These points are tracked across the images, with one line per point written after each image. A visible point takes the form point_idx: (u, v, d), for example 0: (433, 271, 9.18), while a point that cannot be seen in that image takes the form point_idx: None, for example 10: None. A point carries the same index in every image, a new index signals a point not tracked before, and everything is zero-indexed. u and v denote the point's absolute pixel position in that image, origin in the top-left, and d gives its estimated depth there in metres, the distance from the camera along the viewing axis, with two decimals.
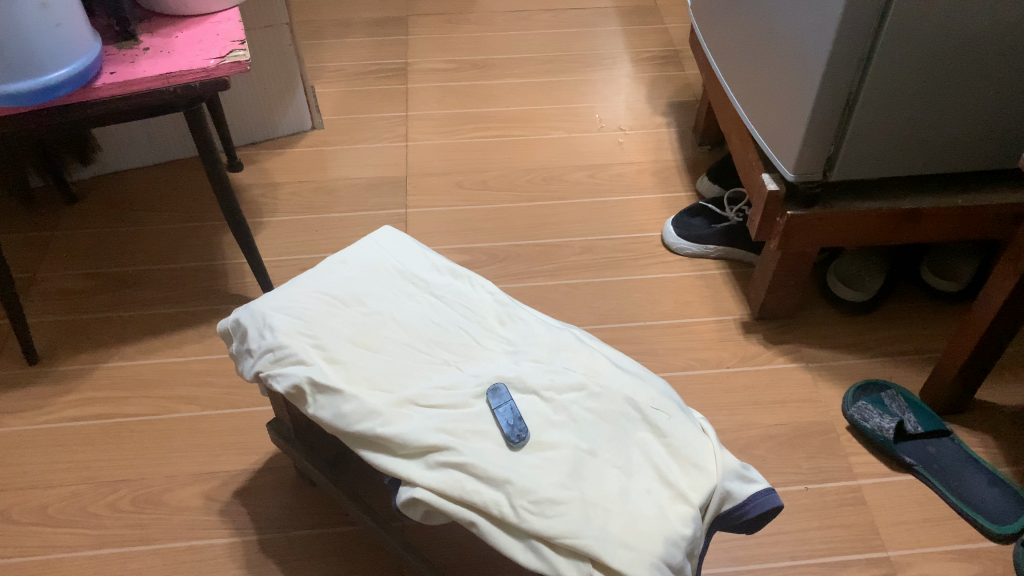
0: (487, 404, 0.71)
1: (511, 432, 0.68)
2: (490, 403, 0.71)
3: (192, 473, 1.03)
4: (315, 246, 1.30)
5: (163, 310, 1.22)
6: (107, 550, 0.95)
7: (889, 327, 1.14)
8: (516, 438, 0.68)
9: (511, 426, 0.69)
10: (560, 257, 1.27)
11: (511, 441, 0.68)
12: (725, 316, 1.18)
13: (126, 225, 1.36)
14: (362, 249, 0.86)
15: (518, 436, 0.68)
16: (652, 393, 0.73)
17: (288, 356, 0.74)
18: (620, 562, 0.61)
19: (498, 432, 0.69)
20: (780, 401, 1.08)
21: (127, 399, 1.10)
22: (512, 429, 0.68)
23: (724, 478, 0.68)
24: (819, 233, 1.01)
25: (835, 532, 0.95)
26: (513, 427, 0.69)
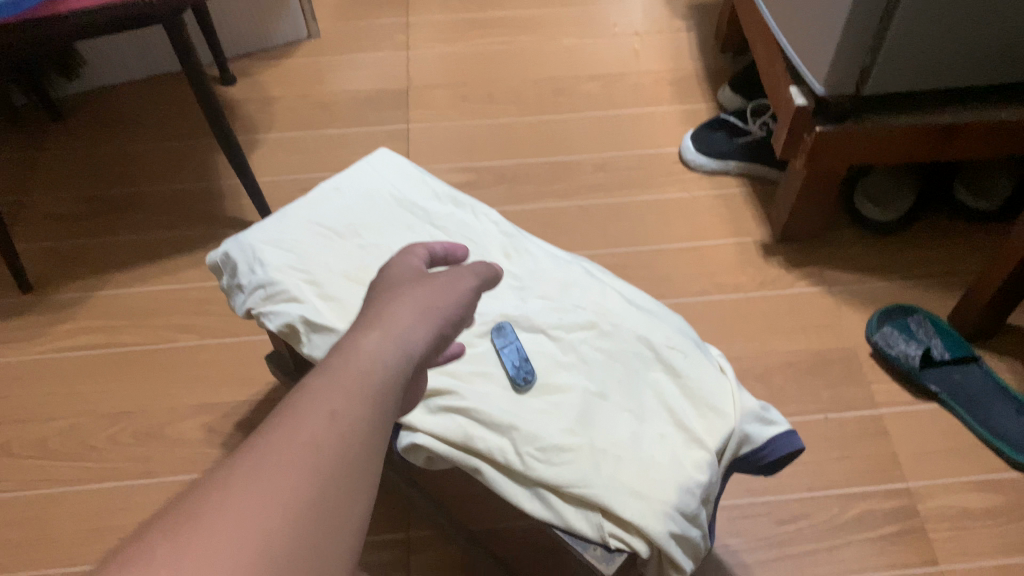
0: (491, 343, 0.67)
1: (516, 374, 0.64)
2: (494, 342, 0.67)
3: (194, 405, 1.00)
4: (314, 165, 1.24)
5: (159, 235, 1.17)
6: (110, 484, 0.94)
7: (918, 249, 1.08)
8: (522, 381, 0.64)
9: (517, 366, 0.65)
10: (571, 177, 1.21)
11: (517, 383, 0.64)
12: (744, 238, 1.12)
13: (117, 145, 1.30)
14: (358, 175, 0.81)
15: (526, 378, 0.64)
16: (667, 331, 0.68)
17: (280, 293, 0.70)
18: (632, 513, 0.58)
19: (502, 374, 0.65)
20: (800, 327, 1.03)
21: (125, 329, 1.07)
22: (519, 371, 0.64)
23: (743, 421, 0.64)
24: (849, 151, 0.95)
25: (854, 464, 0.93)
26: (518, 368, 0.65)
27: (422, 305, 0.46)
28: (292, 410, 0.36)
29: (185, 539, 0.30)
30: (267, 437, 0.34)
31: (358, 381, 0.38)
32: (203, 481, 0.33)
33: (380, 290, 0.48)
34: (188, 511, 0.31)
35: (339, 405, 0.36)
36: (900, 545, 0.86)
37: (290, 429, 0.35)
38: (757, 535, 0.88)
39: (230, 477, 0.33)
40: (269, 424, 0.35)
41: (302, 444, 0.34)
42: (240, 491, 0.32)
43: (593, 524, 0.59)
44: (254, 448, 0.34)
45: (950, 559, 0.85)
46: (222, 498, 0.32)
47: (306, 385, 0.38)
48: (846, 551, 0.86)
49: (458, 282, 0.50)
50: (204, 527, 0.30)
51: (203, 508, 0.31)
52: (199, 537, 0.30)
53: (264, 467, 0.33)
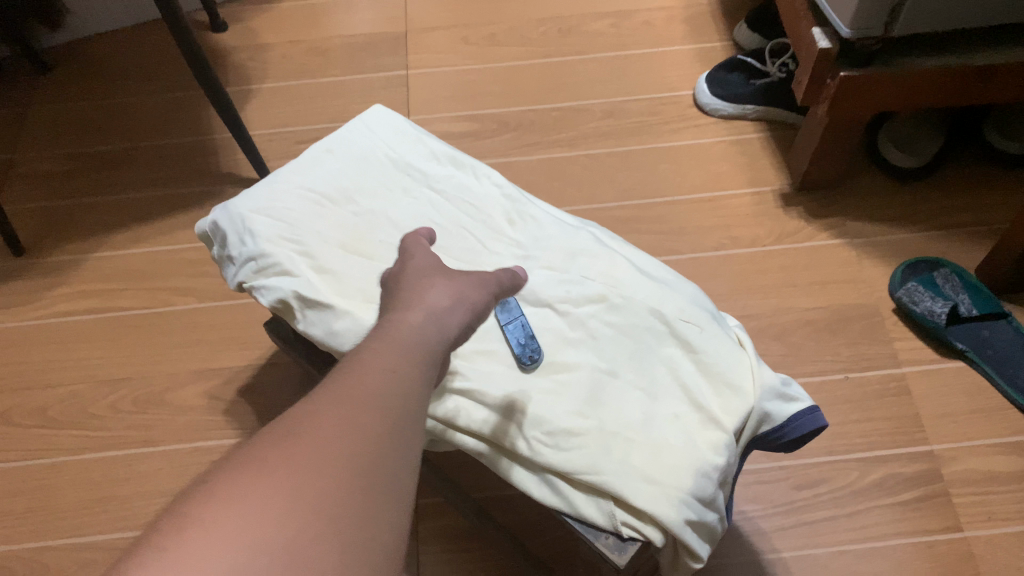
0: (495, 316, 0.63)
1: (522, 353, 0.61)
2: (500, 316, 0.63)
3: (194, 370, 0.97)
4: (310, 116, 1.19)
5: (152, 193, 1.13)
6: (111, 453, 0.92)
7: (945, 197, 1.03)
8: (529, 360, 0.61)
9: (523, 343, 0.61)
10: (579, 124, 1.15)
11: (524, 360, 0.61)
12: (762, 187, 1.07)
13: (105, 97, 1.25)
14: (351, 136, 0.76)
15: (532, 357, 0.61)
16: (681, 301, 0.65)
17: (272, 266, 0.66)
18: (644, 500, 0.55)
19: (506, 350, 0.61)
20: (820, 282, 0.99)
21: (121, 292, 1.04)
22: (526, 348, 0.61)
23: (762, 398, 0.61)
24: (875, 96, 0.89)
25: (875, 425, 0.89)
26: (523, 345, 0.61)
27: (459, 291, 0.50)
28: (359, 363, 0.40)
29: (288, 452, 0.34)
30: (342, 380, 0.39)
31: (413, 345, 0.43)
32: (293, 410, 0.37)
33: (416, 273, 0.52)
34: (285, 431, 0.36)
35: (399, 364, 0.41)
36: (921, 510, 0.84)
37: (362, 375, 0.39)
38: (774, 500, 0.86)
39: (316, 406, 0.37)
40: (343, 370, 0.40)
41: (374, 387, 0.39)
42: (327, 417, 0.36)
43: (603, 511, 0.56)
44: (335, 387, 0.39)
45: (974, 525, 0.83)
46: (313, 421, 0.36)
47: (370, 344, 0.42)
48: (865, 516, 0.84)
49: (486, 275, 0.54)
50: (302, 443, 0.35)
51: (298, 429, 0.36)
52: (300, 449, 0.35)
53: (345, 399, 0.37)
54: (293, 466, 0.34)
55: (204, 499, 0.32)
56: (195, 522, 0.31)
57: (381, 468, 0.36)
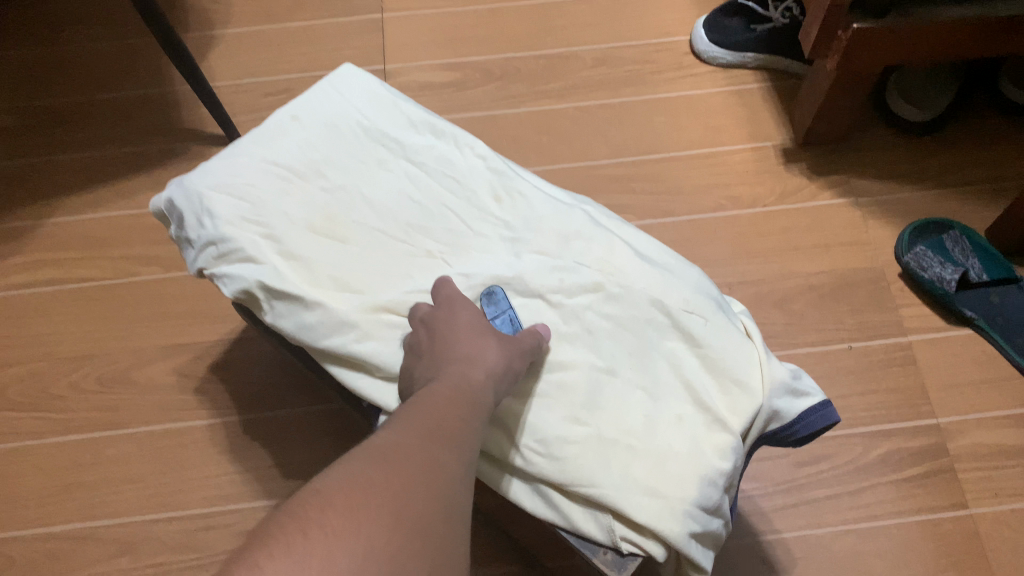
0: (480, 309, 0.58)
1: None
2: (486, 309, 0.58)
3: (162, 346, 0.91)
4: (279, 66, 1.11)
5: (109, 151, 1.05)
6: (76, 437, 0.86)
7: (956, 152, 0.97)
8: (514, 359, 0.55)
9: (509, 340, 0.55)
10: (568, 73, 1.08)
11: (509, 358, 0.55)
12: (763, 142, 1.01)
13: (55, 44, 1.15)
14: (319, 100, 0.69)
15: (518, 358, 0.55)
16: (684, 288, 0.59)
17: (235, 252, 0.60)
18: (646, 515, 0.50)
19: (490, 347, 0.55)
20: (824, 245, 0.93)
21: (80, 262, 0.97)
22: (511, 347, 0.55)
23: (771, 395, 0.56)
24: (890, 49, 0.82)
25: (881, 398, 0.85)
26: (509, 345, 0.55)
27: (512, 350, 0.52)
28: (426, 408, 0.44)
29: (387, 473, 0.37)
30: (416, 422, 0.42)
31: (471, 398, 0.47)
32: (379, 439, 0.41)
33: (472, 324, 0.53)
34: (379, 455, 0.39)
35: (462, 417, 0.45)
36: (926, 487, 0.81)
37: (432, 420, 0.43)
38: (776, 478, 0.82)
39: (400, 441, 0.40)
40: (413, 413, 0.43)
41: (443, 434, 0.43)
42: (413, 452, 0.40)
43: (602, 526, 0.51)
44: (411, 426, 0.42)
45: (981, 502, 0.80)
46: (402, 450, 0.40)
47: (432, 393, 0.46)
48: (868, 494, 0.81)
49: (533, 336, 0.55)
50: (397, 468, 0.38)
51: (390, 455, 0.39)
52: (396, 473, 0.38)
53: (425, 441, 0.41)
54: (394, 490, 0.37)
55: (320, 500, 0.35)
56: (315, 519, 0.34)
57: (456, 506, 0.39)
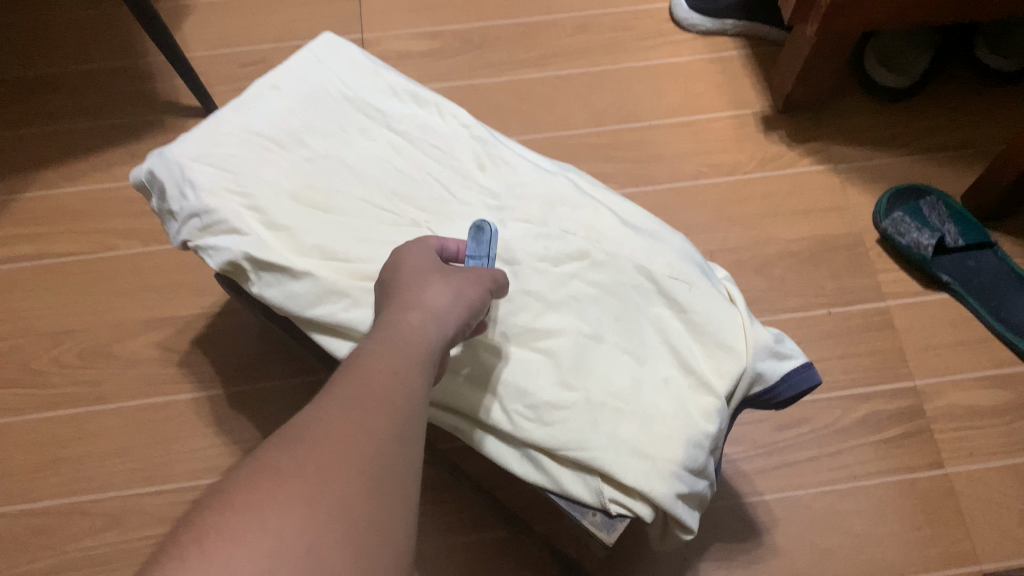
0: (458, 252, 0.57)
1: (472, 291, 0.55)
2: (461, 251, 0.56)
3: (142, 320, 0.91)
4: (255, 34, 1.09)
5: (83, 123, 1.03)
6: (59, 412, 0.86)
7: (933, 118, 0.98)
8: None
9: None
10: (547, 40, 1.07)
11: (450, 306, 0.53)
12: (743, 109, 1.01)
13: (22, 14, 1.12)
14: (298, 68, 0.68)
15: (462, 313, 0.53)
16: (669, 254, 0.60)
17: (218, 224, 0.59)
18: (634, 477, 0.51)
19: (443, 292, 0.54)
20: (804, 211, 0.94)
21: (56, 236, 0.96)
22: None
23: (755, 358, 0.57)
24: (869, 15, 0.83)
25: (860, 362, 0.87)
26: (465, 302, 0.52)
27: (458, 291, 0.47)
28: (357, 363, 0.38)
29: (305, 459, 0.31)
30: (345, 383, 0.36)
31: (415, 345, 0.41)
32: (302, 413, 0.34)
33: (415, 267, 0.48)
34: (297, 433, 0.33)
35: (399, 366, 0.39)
36: (903, 447, 0.83)
37: (364, 375, 0.37)
38: (757, 441, 0.84)
39: (325, 410, 0.34)
40: (344, 371, 0.37)
41: (380, 388, 0.36)
42: (339, 422, 0.34)
43: (591, 488, 0.52)
44: (339, 388, 0.36)
45: (957, 461, 0.82)
46: (326, 419, 0.34)
47: (368, 344, 0.40)
48: (847, 455, 0.83)
49: (481, 273, 0.50)
50: (317, 447, 0.32)
51: (310, 433, 0.33)
52: (316, 453, 0.32)
53: (353, 404, 0.35)
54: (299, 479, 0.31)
55: (224, 508, 0.29)
56: (211, 536, 0.28)
57: (399, 474, 0.34)
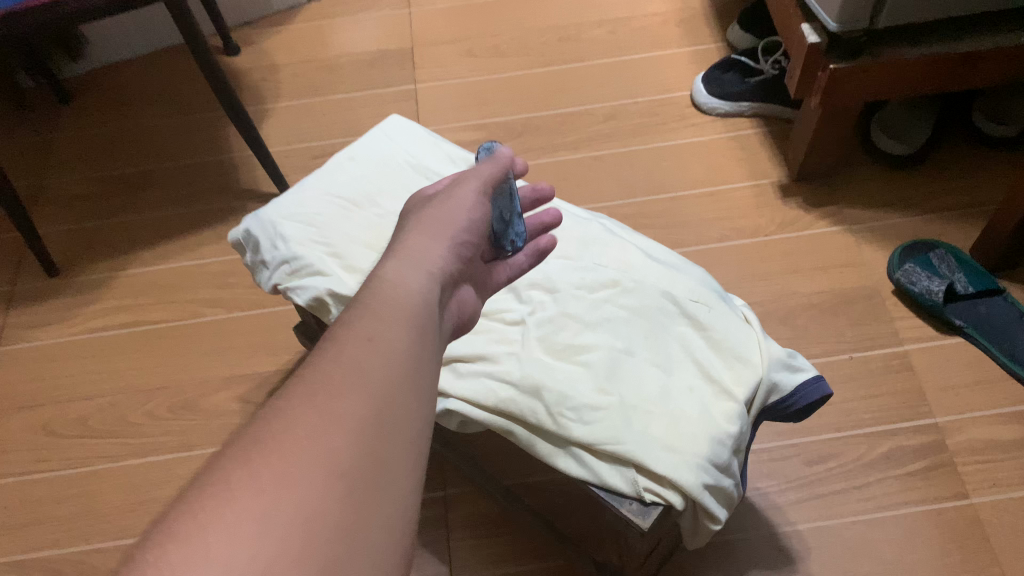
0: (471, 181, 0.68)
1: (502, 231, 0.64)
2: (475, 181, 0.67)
3: (225, 377, 1.01)
4: (326, 132, 1.25)
5: (177, 210, 1.18)
6: (150, 458, 0.95)
7: (938, 181, 1.07)
8: (508, 245, 0.64)
9: (507, 214, 0.65)
10: (582, 127, 1.21)
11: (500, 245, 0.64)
12: (762, 180, 1.12)
13: (128, 122, 1.31)
14: (371, 145, 0.81)
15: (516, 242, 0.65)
16: (689, 283, 0.69)
17: (305, 268, 0.70)
18: (665, 467, 0.59)
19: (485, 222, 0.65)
20: (822, 267, 1.03)
21: (150, 306, 1.08)
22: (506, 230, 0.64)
23: (770, 369, 0.65)
24: (865, 87, 0.94)
25: (882, 402, 0.93)
26: (503, 220, 0.64)
27: (434, 223, 0.55)
28: (336, 337, 0.41)
29: (270, 442, 0.35)
30: (319, 367, 0.39)
31: (395, 306, 0.44)
32: (276, 401, 0.37)
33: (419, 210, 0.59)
34: (267, 429, 0.35)
35: (377, 336, 0.41)
36: (929, 480, 0.87)
37: (339, 357, 0.39)
38: (787, 475, 0.89)
39: (297, 394, 0.37)
40: (326, 353, 0.41)
41: (358, 363, 0.40)
42: (308, 403, 0.37)
43: (627, 479, 0.60)
44: (312, 374, 0.38)
45: (980, 491, 0.86)
46: (298, 418, 0.36)
47: (352, 319, 0.43)
48: (875, 487, 0.88)
49: (458, 192, 0.60)
50: (286, 440, 0.35)
51: (279, 426, 0.35)
52: (288, 443, 0.34)
53: (330, 384, 0.38)
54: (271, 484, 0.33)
55: (194, 496, 0.32)
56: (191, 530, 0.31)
57: (380, 450, 0.36)
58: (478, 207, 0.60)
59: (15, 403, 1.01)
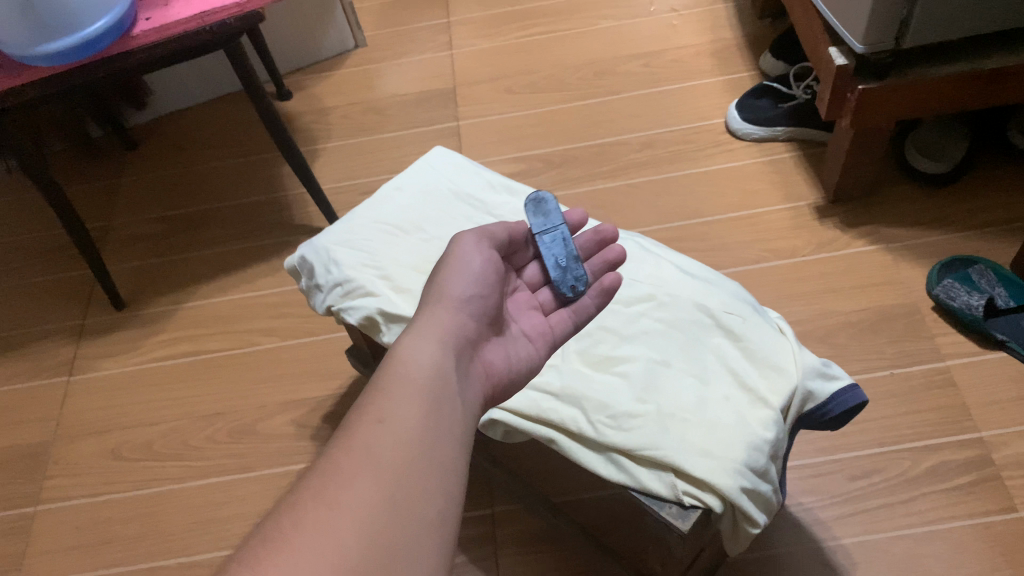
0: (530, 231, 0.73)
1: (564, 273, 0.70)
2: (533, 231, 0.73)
3: (279, 402, 1.05)
4: (373, 168, 1.31)
5: (235, 246, 1.25)
6: (211, 480, 0.99)
7: (974, 199, 1.09)
8: (568, 290, 0.69)
9: (563, 261, 0.71)
10: (619, 156, 1.25)
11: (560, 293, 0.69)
12: (798, 202, 1.14)
13: (190, 165, 1.39)
14: (418, 174, 0.86)
15: (576, 286, 0.69)
16: (724, 296, 0.72)
17: (357, 289, 0.74)
18: (702, 471, 0.60)
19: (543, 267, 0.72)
20: (860, 286, 1.04)
21: (211, 336, 1.14)
22: (561, 278, 0.70)
23: (805, 377, 0.66)
24: (893, 106, 0.97)
25: (926, 417, 0.92)
26: (559, 266, 0.70)
27: (438, 289, 0.61)
28: (353, 423, 0.49)
29: (271, 550, 0.41)
30: (341, 454, 0.46)
31: (409, 384, 0.52)
32: (288, 497, 0.45)
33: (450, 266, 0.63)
34: (297, 511, 0.43)
35: (390, 417, 0.49)
36: (976, 494, 0.86)
37: (357, 439, 0.47)
38: (832, 491, 0.89)
39: (304, 492, 0.44)
40: (335, 442, 0.48)
41: (360, 451, 0.46)
42: (312, 503, 0.43)
43: (666, 484, 0.61)
44: (334, 457, 0.46)
45: None
46: (324, 505, 0.43)
47: (363, 400, 0.51)
48: (919, 504, 0.86)
49: (461, 247, 0.64)
50: (314, 522, 0.42)
51: (306, 510, 0.43)
52: (317, 528, 0.42)
53: (332, 480, 0.45)
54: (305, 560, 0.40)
55: None
56: None
57: (396, 521, 0.43)
58: (479, 261, 0.63)
59: (86, 429, 1.07)
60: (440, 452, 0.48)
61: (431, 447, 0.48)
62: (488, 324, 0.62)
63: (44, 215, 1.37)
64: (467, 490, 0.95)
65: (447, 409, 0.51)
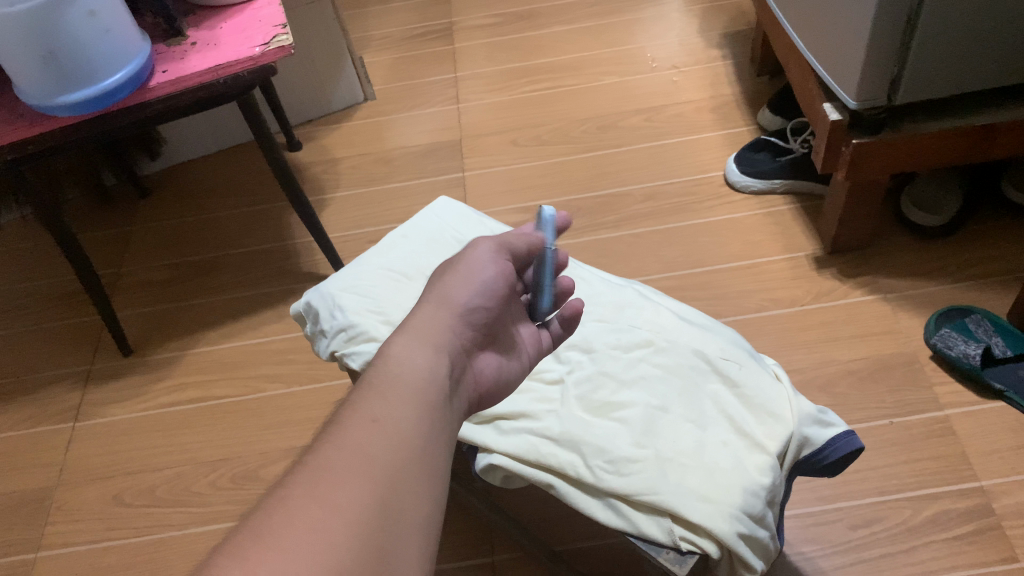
0: None
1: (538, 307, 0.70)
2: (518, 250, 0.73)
3: (283, 448, 1.06)
4: (381, 217, 1.34)
5: (244, 292, 1.27)
6: (213, 525, 0.99)
7: (972, 250, 1.11)
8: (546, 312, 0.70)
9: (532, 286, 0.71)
10: (622, 207, 1.27)
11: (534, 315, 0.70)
12: (797, 253, 1.16)
13: (202, 213, 1.42)
14: (422, 223, 0.88)
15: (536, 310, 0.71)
16: (721, 343, 0.74)
17: (360, 334, 0.76)
18: (700, 515, 0.60)
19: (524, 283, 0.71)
20: (859, 335, 1.05)
21: (217, 382, 1.15)
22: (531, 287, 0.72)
23: (801, 424, 0.67)
24: (886, 161, 1.00)
25: (925, 465, 0.92)
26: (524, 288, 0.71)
27: (443, 295, 0.60)
28: (348, 420, 0.48)
29: (261, 547, 0.40)
30: (335, 450, 0.46)
31: (405, 386, 0.51)
32: (277, 491, 0.44)
33: (459, 274, 0.61)
34: (290, 505, 0.42)
35: (385, 418, 0.48)
36: (977, 543, 0.85)
37: (350, 437, 0.47)
38: (833, 540, 0.88)
39: (296, 488, 0.43)
40: (327, 438, 0.47)
41: (354, 451, 0.46)
42: (305, 499, 0.42)
43: (663, 529, 0.61)
44: (329, 453, 0.46)
45: None
46: (318, 501, 0.42)
47: (356, 398, 0.50)
48: (922, 552, 0.86)
49: (473, 254, 0.63)
50: (308, 516, 0.41)
51: (298, 505, 0.42)
52: (308, 522, 0.41)
53: (326, 477, 0.44)
54: (296, 556, 0.39)
55: None
56: None
57: (385, 524, 0.43)
58: (495, 265, 0.62)
59: (90, 473, 1.07)
60: (432, 462, 0.48)
61: (425, 454, 0.48)
62: (488, 331, 0.62)
63: (57, 261, 1.40)
64: (471, 538, 0.94)
65: (440, 422, 0.51)
